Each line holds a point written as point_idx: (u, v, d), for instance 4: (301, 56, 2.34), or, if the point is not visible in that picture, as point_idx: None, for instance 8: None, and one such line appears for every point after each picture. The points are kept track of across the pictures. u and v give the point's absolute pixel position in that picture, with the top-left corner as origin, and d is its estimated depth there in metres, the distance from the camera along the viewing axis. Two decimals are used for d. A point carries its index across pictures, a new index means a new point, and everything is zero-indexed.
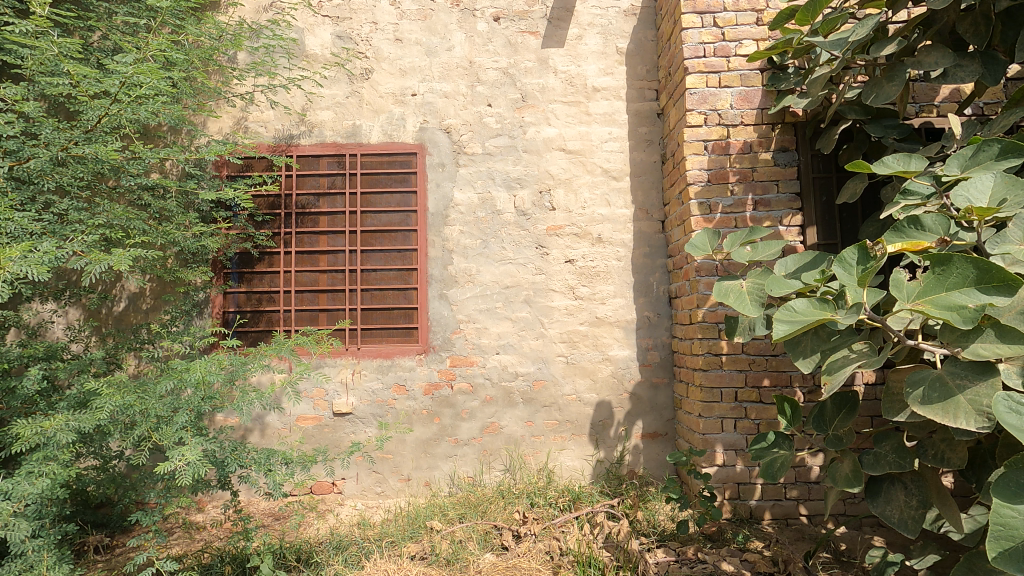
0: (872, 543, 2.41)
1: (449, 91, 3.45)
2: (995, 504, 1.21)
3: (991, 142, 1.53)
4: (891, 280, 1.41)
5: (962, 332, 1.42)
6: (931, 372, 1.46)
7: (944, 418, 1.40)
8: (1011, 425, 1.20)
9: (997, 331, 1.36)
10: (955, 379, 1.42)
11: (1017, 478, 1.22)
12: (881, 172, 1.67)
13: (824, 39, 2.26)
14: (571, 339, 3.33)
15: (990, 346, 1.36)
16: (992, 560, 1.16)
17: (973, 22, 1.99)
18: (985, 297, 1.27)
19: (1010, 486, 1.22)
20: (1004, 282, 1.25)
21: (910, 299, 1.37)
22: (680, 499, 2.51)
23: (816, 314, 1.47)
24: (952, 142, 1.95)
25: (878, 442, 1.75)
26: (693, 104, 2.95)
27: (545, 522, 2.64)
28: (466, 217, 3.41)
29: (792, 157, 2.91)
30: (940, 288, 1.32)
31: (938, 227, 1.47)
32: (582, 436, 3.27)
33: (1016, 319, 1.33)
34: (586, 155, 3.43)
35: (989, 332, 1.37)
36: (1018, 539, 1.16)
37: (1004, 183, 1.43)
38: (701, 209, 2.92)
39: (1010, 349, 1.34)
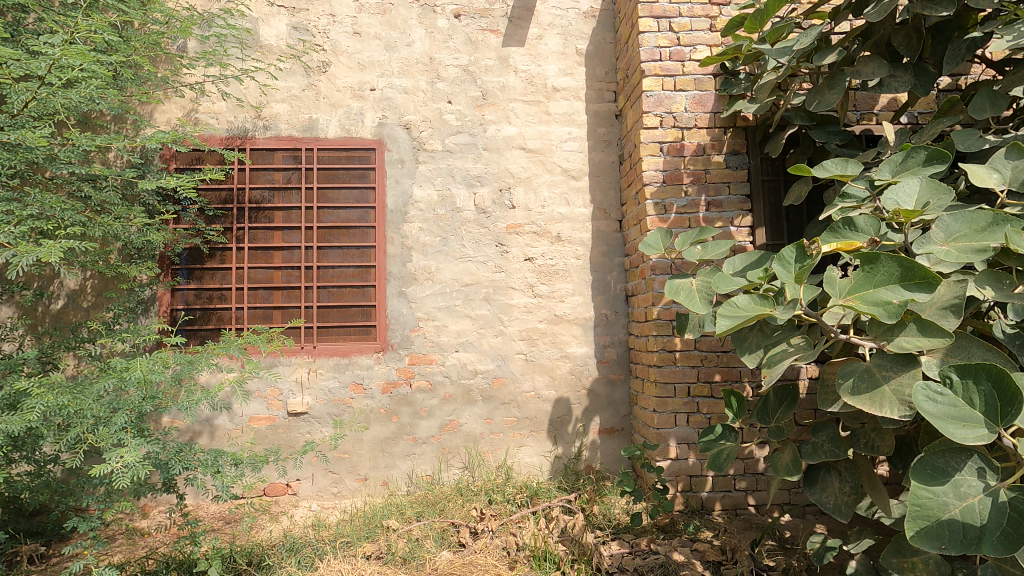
0: (814, 529, 2.52)
1: (409, 87, 3.43)
2: (912, 485, 1.23)
3: (919, 149, 1.62)
4: (825, 276, 1.48)
5: (888, 326, 1.48)
6: (860, 364, 1.54)
7: (871, 407, 1.48)
8: (930, 414, 1.21)
9: (919, 325, 1.43)
10: (881, 370, 1.50)
11: (934, 460, 1.24)
12: (819, 176, 1.74)
13: (771, 47, 2.34)
14: (530, 336, 3.35)
15: (911, 339, 1.43)
16: (909, 539, 1.19)
17: (906, 35, 2.10)
18: (908, 293, 1.34)
19: (927, 468, 1.24)
20: (927, 279, 1.32)
21: (841, 295, 1.43)
22: (634, 492, 2.57)
23: (756, 309, 1.52)
24: (887, 148, 2.05)
25: (815, 433, 1.84)
26: (650, 106, 3.02)
27: (503, 518, 2.65)
28: (426, 214, 3.39)
29: (742, 160, 3.02)
30: (869, 284, 1.40)
31: (870, 228, 1.54)
32: (541, 432, 3.30)
33: (935, 315, 1.44)
34: (546, 154, 3.46)
35: (911, 325, 1.44)
36: (932, 519, 1.19)
37: (928, 187, 1.50)
38: (657, 209, 2.99)
39: (931, 343, 1.41)
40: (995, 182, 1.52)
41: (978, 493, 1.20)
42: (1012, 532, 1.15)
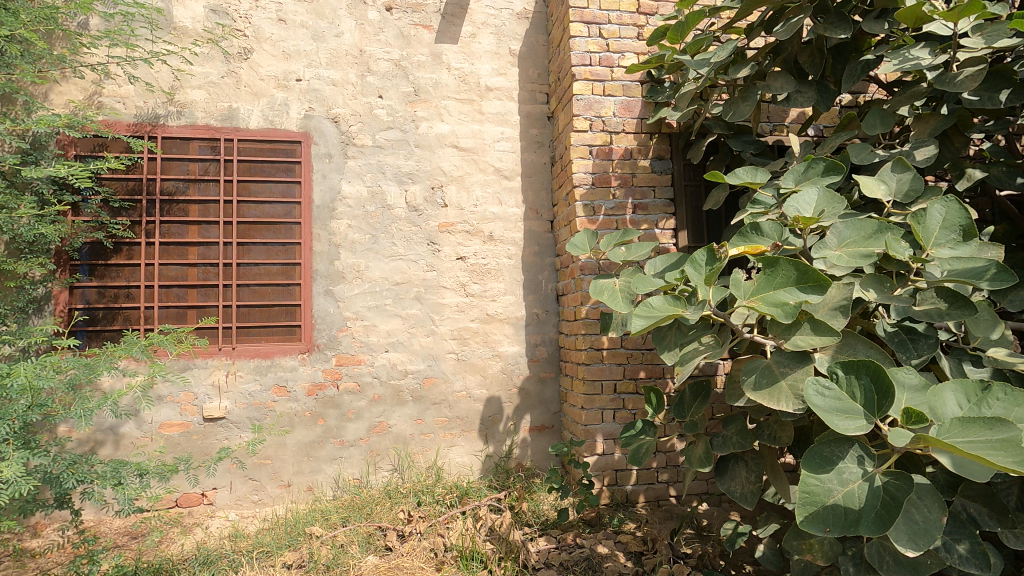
0: (730, 517, 2.66)
1: (337, 80, 3.32)
2: (803, 473, 1.22)
3: (818, 161, 1.75)
4: (732, 278, 1.56)
5: (786, 325, 1.57)
6: (762, 360, 1.64)
7: (770, 402, 1.57)
8: (820, 407, 1.22)
9: (813, 325, 1.52)
10: (780, 366, 1.60)
11: (823, 450, 1.23)
12: (733, 183, 1.82)
13: (692, 59, 2.43)
14: (461, 336, 3.34)
15: (806, 337, 1.51)
16: (800, 524, 1.16)
17: (811, 54, 2.23)
18: (802, 295, 1.44)
19: (817, 456, 1.22)
20: (819, 281, 1.41)
21: (745, 295, 1.51)
22: (561, 488, 2.62)
23: (669, 310, 1.59)
24: (793, 159, 2.20)
25: (725, 426, 1.95)
26: (580, 109, 3.08)
27: (431, 520, 2.62)
28: (355, 211, 3.30)
29: (667, 165, 3.14)
30: (769, 287, 1.49)
31: (773, 233, 1.65)
32: (472, 432, 3.29)
33: (826, 316, 1.53)
34: (478, 153, 3.46)
35: (806, 325, 1.53)
36: (820, 504, 1.18)
37: (824, 196, 1.58)
38: (587, 210, 3.05)
39: (822, 341, 1.50)
40: (883, 194, 1.65)
41: (858, 480, 1.22)
42: (886, 515, 1.18)
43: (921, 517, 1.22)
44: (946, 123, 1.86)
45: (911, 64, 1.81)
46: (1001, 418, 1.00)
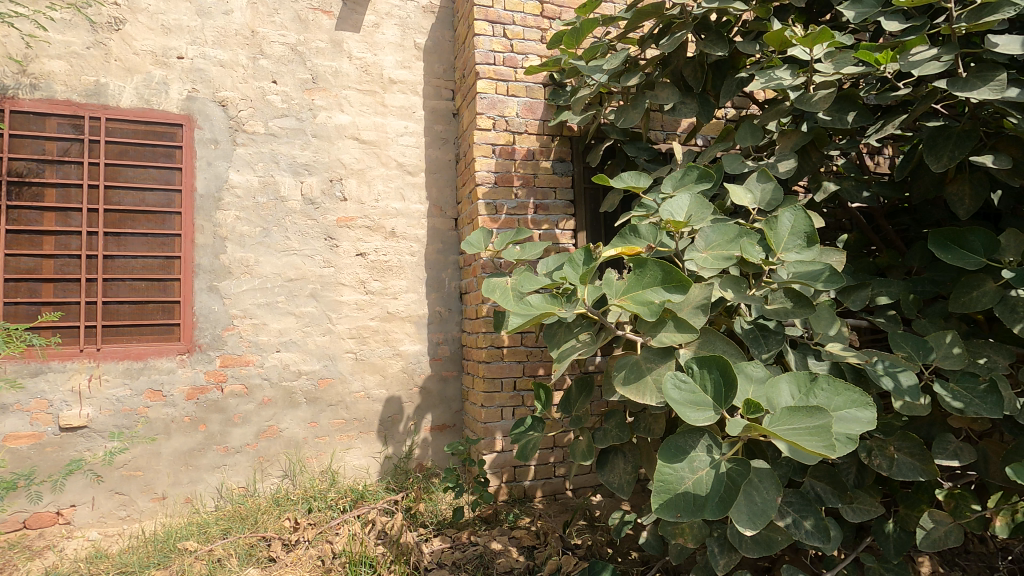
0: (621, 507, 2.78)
1: (225, 60, 3.10)
2: (659, 462, 1.10)
3: (693, 168, 1.78)
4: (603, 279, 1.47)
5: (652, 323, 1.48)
6: (631, 356, 1.52)
7: (636, 398, 1.46)
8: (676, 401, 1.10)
9: (676, 323, 1.44)
10: (649, 362, 1.48)
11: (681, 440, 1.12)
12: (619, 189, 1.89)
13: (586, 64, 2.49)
14: (360, 334, 3.23)
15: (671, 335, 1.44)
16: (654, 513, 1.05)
17: (694, 69, 2.36)
18: (666, 296, 1.37)
19: (674, 445, 1.11)
20: (682, 282, 1.35)
21: (615, 296, 1.43)
22: (456, 486, 2.62)
23: (546, 308, 1.60)
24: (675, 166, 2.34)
25: (607, 419, 2.01)
26: (483, 108, 3.09)
27: (321, 526, 2.52)
28: (243, 202, 3.09)
29: (567, 167, 3.23)
30: (638, 287, 1.40)
31: (649, 235, 1.57)
32: (370, 433, 3.20)
33: (690, 314, 1.45)
34: (380, 146, 3.36)
35: (670, 324, 1.45)
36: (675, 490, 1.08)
37: (695, 202, 1.57)
38: (489, 209, 3.06)
39: (685, 338, 1.43)
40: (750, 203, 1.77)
41: (707, 467, 1.10)
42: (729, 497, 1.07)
43: (761, 500, 1.12)
44: (805, 140, 2.03)
45: (774, 84, 1.95)
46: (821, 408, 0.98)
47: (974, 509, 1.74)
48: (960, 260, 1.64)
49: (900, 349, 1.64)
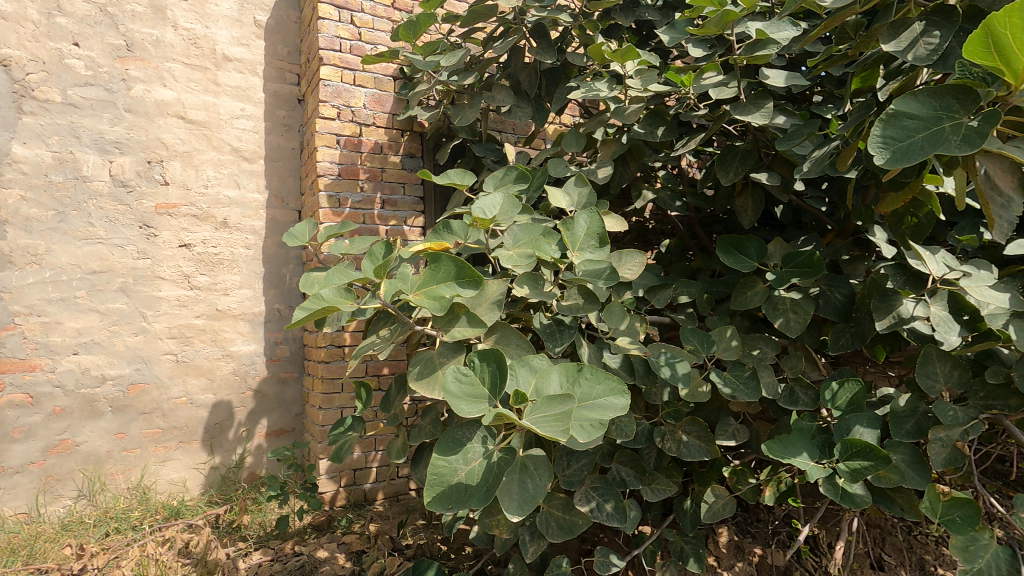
0: None
1: (9, 13, 2.65)
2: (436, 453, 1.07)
3: (512, 169, 1.82)
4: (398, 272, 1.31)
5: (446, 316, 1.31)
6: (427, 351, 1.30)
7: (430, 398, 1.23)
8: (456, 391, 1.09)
9: (470, 317, 1.28)
10: (443, 357, 1.28)
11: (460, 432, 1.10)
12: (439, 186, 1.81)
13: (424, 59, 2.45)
14: (182, 334, 2.92)
15: (464, 330, 1.27)
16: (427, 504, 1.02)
17: (528, 75, 2.42)
18: (460, 290, 1.25)
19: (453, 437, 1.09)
20: (476, 276, 1.24)
21: (410, 288, 1.27)
22: (280, 494, 2.47)
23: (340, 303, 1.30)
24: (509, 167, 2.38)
25: (422, 417, 1.86)
26: (327, 95, 2.95)
27: (117, 548, 2.25)
28: (31, 180, 2.66)
29: (417, 163, 3.20)
30: (432, 280, 1.26)
31: (461, 232, 1.55)
32: (192, 443, 2.91)
33: (485, 309, 1.32)
34: (211, 128, 3.07)
35: (463, 318, 1.29)
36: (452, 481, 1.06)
37: (507, 202, 1.59)
38: (331, 202, 2.92)
39: (479, 333, 1.29)
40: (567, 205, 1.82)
41: (480, 457, 1.09)
42: (496, 486, 1.06)
43: (533, 486, 1.14)
44: (621, 150, 2.20)
45: (592, 95, 2.06)
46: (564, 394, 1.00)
47: (749, 482, 1.99)
48: (737, 263, 1.87)
49: (689, 342, 1.82)
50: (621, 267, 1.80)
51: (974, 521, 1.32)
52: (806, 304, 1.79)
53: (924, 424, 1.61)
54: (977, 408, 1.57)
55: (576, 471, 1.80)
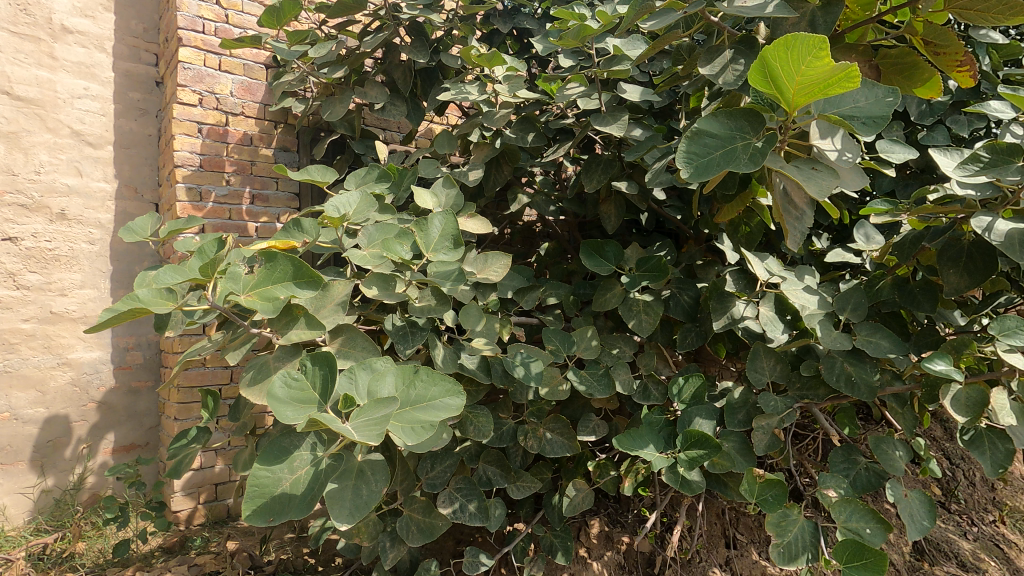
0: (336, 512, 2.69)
1: None
2: (257, 463, 1.02)
3: (374, 167, 1.78)
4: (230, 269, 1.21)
5: (282, 318, 1.24)
6: (262, 355, 1.24)
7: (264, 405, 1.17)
8: (281, 400, 1.03)
9: (309, 319, 1.22)
10: (277, 361, 1.22)
11: (286, 440, 1.05)
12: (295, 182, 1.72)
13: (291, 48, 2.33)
14: (5, 340, 2.61)
15: (301, 333, 1.21)
16: (244, 518, 0.98)
17: (404, 73, 2.39)
18: (297, 291, 1.20)
19: (278, 446, 1.04)
20: (314, 276, 1.20)
21: (242, 288, 1.19)
22: (119, 515, 2.25)
23: (161, 305, 1.17)
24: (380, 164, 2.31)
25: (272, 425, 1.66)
26: (187, 79, 2.73)
27: None
28: None
29: (292, 158, 3.03)
30: (267, 281, 1.19)
31: (313, 230, 1.45)
32: (18, 463, 2.61)
33: (331, 311, 1.28)
34: (44, 108, 2.74)
35: (301, 320, 1.22)
36: (274, 493, 1.01)
37: (364, 200, 1.54)
38: (191, 195, 2.71)
39: (319, 336, 1.23)
40: (433, 206, 1.77)
41: (308, 465, 1.06)
42: (320, 494, 1.03)
43: (367, 491, 1.08)
44: (493, 153, 2.22)
45: (461, 97, 2.10)
46: (389, 396, 0.99)
47: (609, 475, 2.09)
48: (596, 266, 1.96)
49: (550, 342, 1.88)
50: (486, 269, 1.81)
51: (782, 499, 1.50)
52: (657, 305, 1.91)
53: (753, 413, 1.78)
54: (794, 397, 1.77)
55: (439, 473, 1.81)
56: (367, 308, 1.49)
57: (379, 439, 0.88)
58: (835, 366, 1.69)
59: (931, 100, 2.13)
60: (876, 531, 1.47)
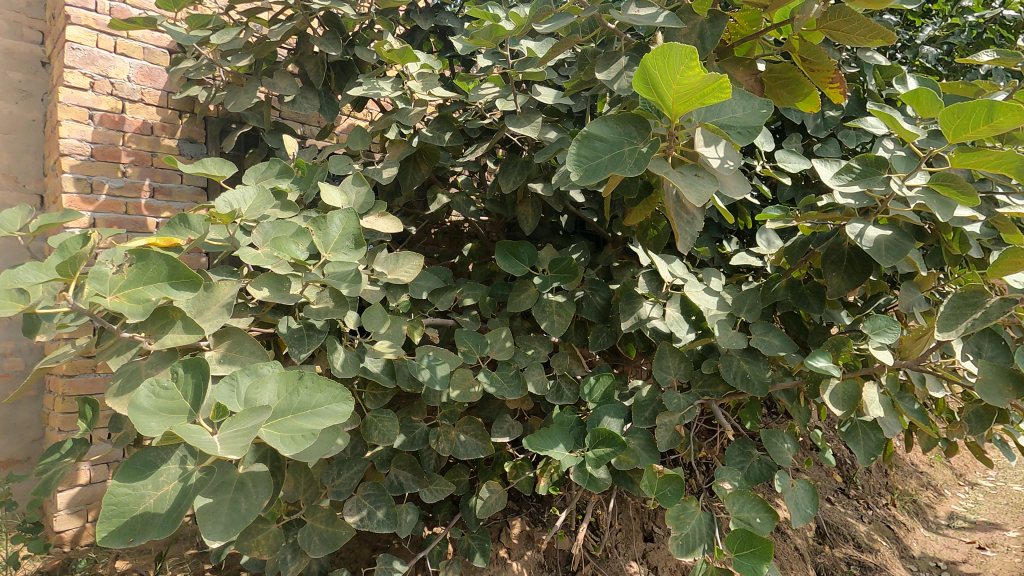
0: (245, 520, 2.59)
1: None
2: (114, 480, 0.94)
3: (276, 161, 1.69)
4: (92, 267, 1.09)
5: (155, 321, 1.15)
6: (134, 361, 1.16)
7: None
8: (145, 411, 0.95)
9: (187, 323, 1.15)
10: (150, 369, 1.14)
11: (150, 454, 0.97)
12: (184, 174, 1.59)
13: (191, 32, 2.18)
14: None
15: (177, 338, 1.14)
16: (99, 540, 0.90)
17: (316, 65, 2.30)
18: (174, 293, 1.11)
19: (140, 460, 0.96)
20: (191, 277, 1.12)
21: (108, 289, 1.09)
22: None
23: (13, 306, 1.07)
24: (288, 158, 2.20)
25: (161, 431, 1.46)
26: (76, 61, 2.54)
27: None
28: None
29: (199, 150, 2.86)
30: (137, 282, 1.10)
31: (201, 227, 1.36)
32: None
33: (215, 314, 1.21)
34: None
35: (177, 324, 1.15)
36: (135, 511, 0.94)
37: (260, 195, 1.47)
38: (79, 186, 2.53)
39: (197, 340, 1.16)
40: (341, 204, 1.70)
41: (175, 479, 0.99)
42: (186, 511, 0.96)
43: (246, 505, 1.04)
44: (409, 151, 2.18)
45: (373, 92, 2.05)
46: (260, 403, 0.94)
47: (525, 475, 2.10)
48: (510, 267, 1.97)
49: (463, 343, 1.86)
50: (397, 269, 1.76)
51: (680, 493, 1.57)
52: (568, 306, 1.94)
53: (658, 410, 1.84)
54: (696, 395, 1.85)
55: (345, 480, 1.75)
56: (257, 313, 1.44)
57: (238, 453, 0.85)
58: (732, 364, 1.78)
59: (825, 114, 2.27)
60: (765, 520, 1.54)
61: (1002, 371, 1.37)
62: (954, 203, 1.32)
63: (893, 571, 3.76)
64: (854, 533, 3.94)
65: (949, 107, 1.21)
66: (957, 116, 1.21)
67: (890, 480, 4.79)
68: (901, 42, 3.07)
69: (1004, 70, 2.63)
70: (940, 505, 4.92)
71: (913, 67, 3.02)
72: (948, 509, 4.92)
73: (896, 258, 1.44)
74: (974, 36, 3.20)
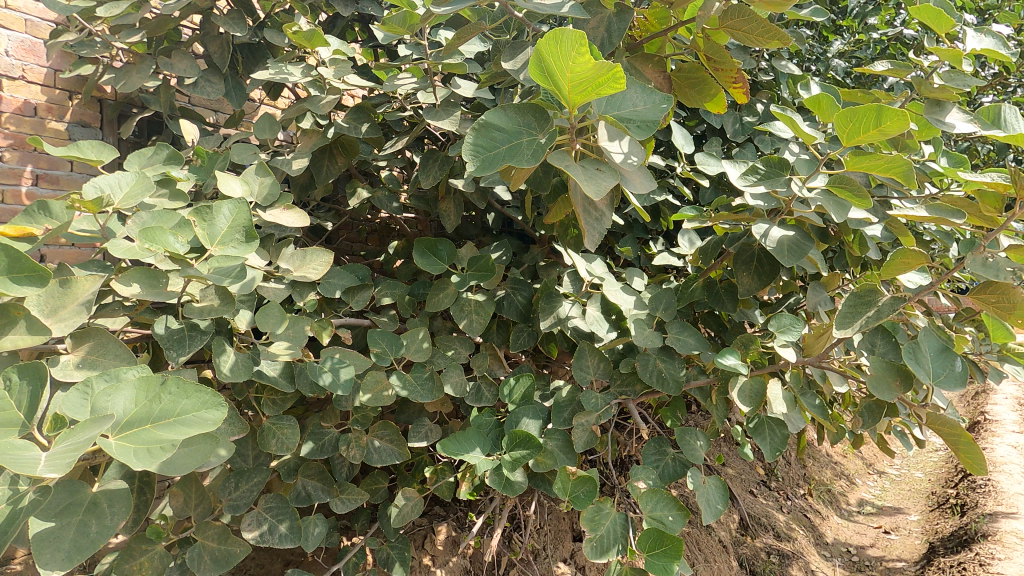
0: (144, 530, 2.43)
1: None
2: None
3: (162, 146, 1.54)
4: None
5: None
6: None
7: None
8: None
9: (31, 322, 1.01)
10: None
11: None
12: (55, 154, 1.35)
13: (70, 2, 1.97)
14: None
15: (19, 340, 1.00)
16: None
17: (221, 46, 2.16)
18: (14, 290, 0.97)
19: None
20: (36, 270, 0.98)
21: None
22: None
23: None
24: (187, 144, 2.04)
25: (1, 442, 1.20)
26: None
27: None
28: None
29: (92, 134, 2.67)
30: None
31: (65, 216, 1.22)
32: None
33: (70, 313, 1.07)
34: None
35: (19, 325, 1.00)
36: None
37: (139, 181, 1.34)
38: None
39: (43, 342, 1.02)
40: (240, 194, 1.54)
41: (4, 502, 0.88)
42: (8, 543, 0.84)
43: (97, 528, 0.91)
44: (323, 142, 2.05)
45: (280, 77, 1.92)
46: (104, 414, 0.83)
47: (445, 480, 2.03)
48: (427, 265, 1.90)
49: (376, 344, 1.74)
50: (304, 265, 1.63)
51: (593, 494, 1.55)
52: (488, 305, 1.89)
53: (577, 411, 1.81)
54: (613, 394, 1.84)
55: (243, 493, 1.61)
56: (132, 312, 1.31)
57: (59, 470, 0.73)
58: (648, 363, 1.79)
59: (742, 119, 2.34)
60: (677, 518, 1.53)
61: (891, 367, 1.44)
62: (848, 204, 1.38)
63: (808, 558, 3.94)
64: (773, 523, 4.10)
65: (843, 110, 1.25)
66: (850, 120, 1.25)
67: (807, 471, 5.04)
68: (813, 54, 3.23)
69: (903, 83, 2.81)
70: (850, 493, 5.25)
71: (825, 79, 3.18)
72: (858, 496, 5.23)
73: (798, 258, 1.49)
74: (880, 51, 3.41)
